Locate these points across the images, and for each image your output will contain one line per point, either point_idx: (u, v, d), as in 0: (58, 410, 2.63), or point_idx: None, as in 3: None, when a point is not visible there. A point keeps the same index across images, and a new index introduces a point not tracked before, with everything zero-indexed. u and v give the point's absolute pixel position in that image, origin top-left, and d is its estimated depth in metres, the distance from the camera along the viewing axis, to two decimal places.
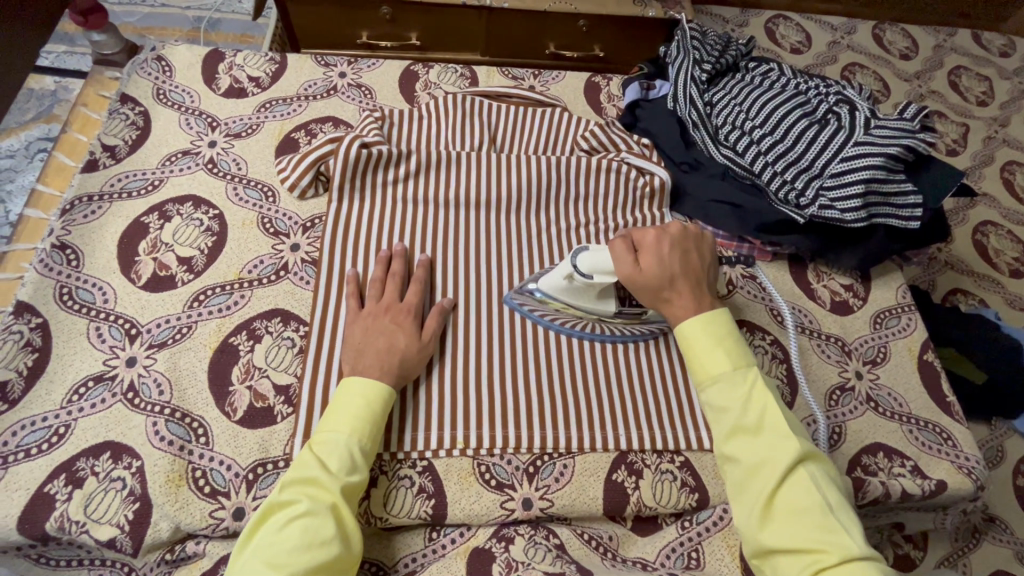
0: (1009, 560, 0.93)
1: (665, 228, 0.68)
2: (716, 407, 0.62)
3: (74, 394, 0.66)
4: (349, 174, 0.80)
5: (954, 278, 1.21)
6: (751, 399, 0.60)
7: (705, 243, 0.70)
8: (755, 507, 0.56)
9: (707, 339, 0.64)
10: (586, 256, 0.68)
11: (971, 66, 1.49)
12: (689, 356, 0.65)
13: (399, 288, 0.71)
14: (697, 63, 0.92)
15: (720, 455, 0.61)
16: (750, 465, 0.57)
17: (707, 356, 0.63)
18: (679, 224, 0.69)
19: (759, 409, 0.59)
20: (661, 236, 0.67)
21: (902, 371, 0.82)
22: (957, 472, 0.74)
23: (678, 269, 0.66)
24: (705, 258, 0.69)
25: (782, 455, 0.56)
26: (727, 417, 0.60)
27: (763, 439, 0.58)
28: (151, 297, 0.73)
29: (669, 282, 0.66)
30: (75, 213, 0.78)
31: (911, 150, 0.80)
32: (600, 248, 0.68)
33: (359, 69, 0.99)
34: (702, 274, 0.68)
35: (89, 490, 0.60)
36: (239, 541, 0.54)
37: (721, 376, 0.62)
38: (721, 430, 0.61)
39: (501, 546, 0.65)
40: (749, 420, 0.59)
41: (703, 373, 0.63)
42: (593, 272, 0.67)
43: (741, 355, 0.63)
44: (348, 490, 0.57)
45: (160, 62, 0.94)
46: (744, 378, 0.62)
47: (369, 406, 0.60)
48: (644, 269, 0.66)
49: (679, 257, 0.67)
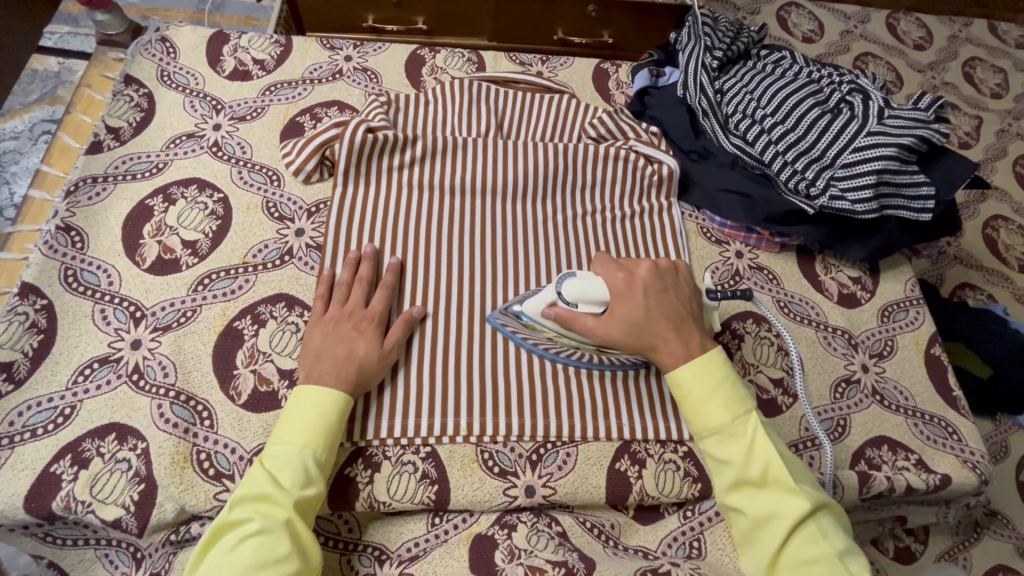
0: (1011, 554, 0.93)
1: (633, 270, 0.65)
2: (718, 458, 0.61)
3: (80, 375, 0.66)
4: (355, 158, 0.79)
5: (963, 273, 1.19)
6: (752, 451, 0.60)
7: (681, 278, 0.67)
8: (763, 559, 0.56)
9: (702, 390, 0.62)
10: (571, 283, 0.64)
11: (986, 57, 1.47)
12: (685, 401, 0.63)
13: (365, 293, 0.70)
14: (709, 50, 0.91)
15: (725, 505, 0.61)
16: (755, 519, 0.58)
17: (706, 408, 0.62)
18: (650, 263, 0.66)
19: (762, 462, 0.59)
20: (631, 281, 0.64)
21: (908, 365, 0.82)
22: (962, 466, 0.74)
23: (658, 313, 0.63)
24: (683, 294, 0.66)
25: (790, 509, 0.56)
26: (730, 470, 0.60)
27: (766, 493, 0.58)
28: (156, 279, 0.73)
29: (648, 326, 0.62)
30: (80, 195, 0.78)
31: (926, 140, 0.79)
32: (587, 276, 0.64)
33: (365, 53, 0.98)
34: (683, 314, 0.65)
35: (95, 471, 0.61)
36: (187, 567, 0.53)
37: (721, 428, 0.61)
38: (722, 483, 0.60)
39: (503, 534, 0.66)
40: (752, 471, 0.59)
41: (703, 424, 0.62)
42: (577, 301, 0.63)
43: (741, 402, 0.62)
44: (301, 504, 0.56)
45: (165, 43, 0.93)
46: (744, 428, 0.61)
47: (320, 415, 0.60)
48: (616, 317, 0.63)
49: (658, 301, 0.64)
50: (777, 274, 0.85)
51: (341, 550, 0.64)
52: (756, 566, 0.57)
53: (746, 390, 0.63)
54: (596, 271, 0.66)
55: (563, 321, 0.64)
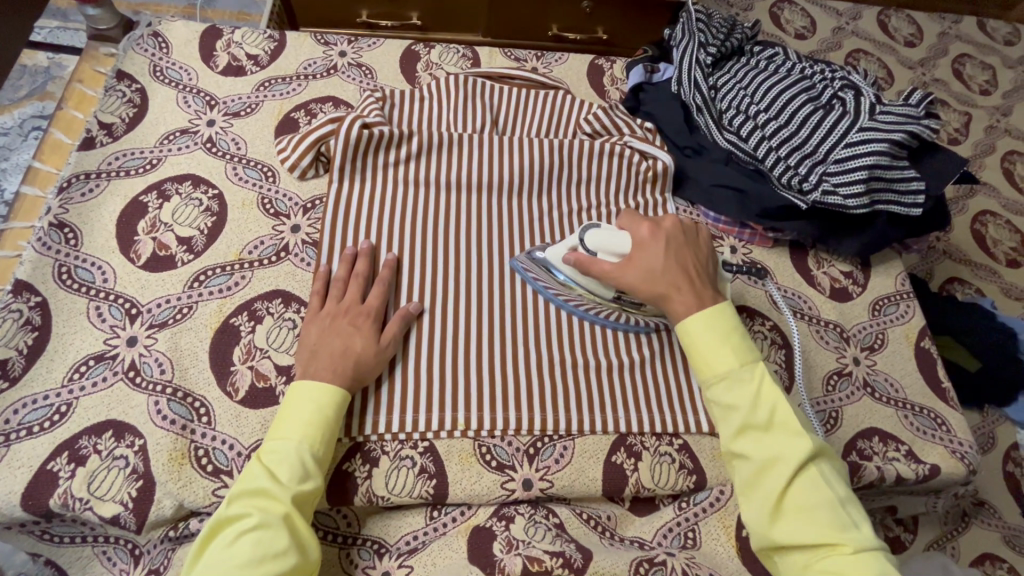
0: (998, 542, 0.95)
1: (659, 223, 0.69)
2: (723, 404, 0.61)
3: (75, 373, 0.65)
4: (350, 155, 0.79)
5: (952, 267, 1.21)
6: (759, 396, 0.60)
7: (703, 236, 0.70)
8: (767, 503, 0.56)
9: (710, 337, 0.63)
10: (593, 232, 0.69)
11: (976, 54, 1.48)
12: (691, 350, 0.64)
13: (361, 288, 0.71)
14: (702, 46, 0.91)
15: (728, 452, 0.61)
16: (761, 464, 0.58)
17: (713, 354, 0.63)
18: (675, 219, 0.69)
19: (769, 408, 0.60)
20: (655, 232, 0.68)
21: (899, 359, 0.83)
22: (950, 456, 0.76)
23: (673, 264, 0.66)
24: (702, 253, 0.68)
25: (795, 453, 0.57)
26: (737, 416, 0.60)
27: (773, 436, 0.59)
28: (151, 276, 0.73)
29: (663, 274, 0.65)
30: (73, 191, 0.77)
31: (916, 136, 0.80)
32: (610, 228, 0.69)
33: (359, 48, 0.97)
34: (700, 268, 0.67)
35: (92, 469, 0.61)
36: (186, 563, 0.53)
37: (728, 373, 0.62)
38: (728, 430, 0.60)
39: (501, 525, 0.66)
40: (759, 417, 0.59)
41: (710, 370, 0.63)
42: (598, 248, 0.68)
43: (748, 350, 0.63)
44: (299, 499, 0.56)
45: (157, 38, 0.92)
46: (751, 374, 0.62)
47: (317, 409, 0.60)
48: (633, 264, 0.66)
49: (676, 252, 0.67)
50: (771, 269, 0.86)
51: (340, 544, 0.65)
52: (757, 512, 0.57)
53: (753, 343, 0.64)
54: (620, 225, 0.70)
55: (581, 266, 0.69)
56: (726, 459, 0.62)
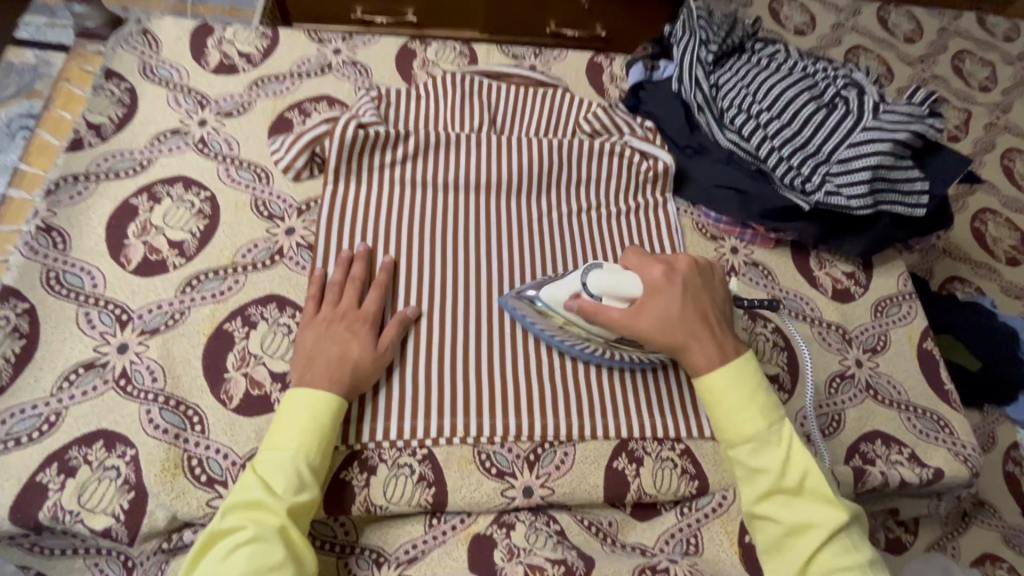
0: (998, 542, 0.94)
1: (673, 264, 0.65)
2: (751, 467, 0.60)
3: (65, 381, 0.64)
4: (345, 155, 0.78)
5: (952, 266, 1.21)
6: (788, 460, 0.59)
7: (717, 276, 0.67)
8: (794, 568, 0.56)
9: (735, 396, 0.62)
10: (597, 274, 0.63)
11: (975, 50, 1.47)
12: (714, 409, 0.63)
13: (358, 292, 0.69)
14: (703, 44, 0.90)
15: (750, 513, 0.60)
16: (790, 528, 0.57)
17: (738, 416, 0.61)
18: (690, 258, 0.66)
19: (799, 471, 0.59)
20: (668, 276, 0.63)
21: (902, 361, 0.82)
22: (954, 459, 0.75)
23: (690, 312, 0.63)
24: (717, 295, 0.66)
25: (827, 519, 0.56)
26: (765, 479, 0.59)
27: (803, 501, 0.58)
28: (142, 281, 0.71)
29: (681, 323, 0.62)
30: (61, 193, 0.75)
31: (919, 136, 0.79)
32: (615, 268, 0.63)
33: (354, 46, 0.96)
34: (718, 314, 0.65)
35: (83, 480, 0.59)
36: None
37: (755, 436, 0.60)
38: (754, 492, 0.59)
39: (501, 533, 0.65)
40: (789, 481, 0.58)
41: (736, 432, 0.61)
42: (602, 293, 0.62)
43: (773, 410, 0.62)
44: (295, 510, 0.55)
45: (146, 36, 0.90)
46: (779, 436, 0.61)
47: (313, 417, 0.59)
48: (647, 312, 0.62)
49: (693, 298, 0.63)
50: (772, 270, 0.85)
51: (338, 553, 0.63)
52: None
53: (777, 400, 0.63)
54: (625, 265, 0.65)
55: (586, 314, 0.63)
56: (747, 518, 0.61)
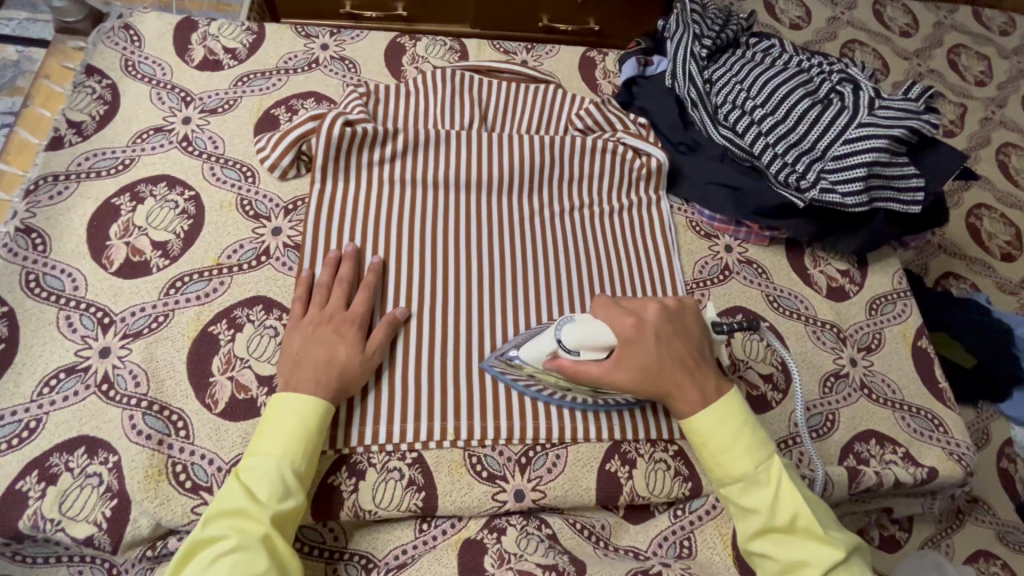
0: (992, 539, 0.94)
1: (642, 313, 0.63)
2: (742, 506, 0.60)
3: (45, 386, 0.63)
4: (333, 153, 0.76)
5: (947, 262, 1.20)
6: (778, 500, 0.58)
7: (690, 315, 0.65)
8: None
9: (721, 438, 0.61)
10: (569, 329, 0.61)
11: (971, 44, 1.46)
12: (703, 449, 0.62)
13: (345, 293, 0.68)
14: (697, 39, 0.88)
15: (747, 552, 0.59)
16: (785, 566, 0.57)
17: (727, 455, 0.61)
18: (658, 304, 0.64)
19: (789, 510, 0.58)
20: (641, 325, 0.62)
21: (896, 360, 0.82)
22: (948, 458, 0.75)
23: (668, 360, 0.62)
24: (693, 335, 0.64)
25: (820, 558, 0.55)
26: (756, 518, 0.58)
27: (795, 538, 0.57)
28: (124, 282, 0.70)
29: (660, 373, 0.61)
30: (41, 193, 0.74)
31: (915, 132, 0.78)
32: (586, 321, 0.61)
33: (342, 41, 0.94)
34: (696, 357, 0.63)
35: (64, 487, 0.58)
36: None
37: (745, 476, 0.60)
38: (746, 530, 0.59)
39: (492, 537, 0.64)
40: (778, 520, 0.58)
41: (725, 472, 0.61)
42: (579, 347, 0.61)
43: (760, 448, 0.60)
44: (279, 517, 0.54)
45: (128, 31, 0.88)
46: (768, 475, 0.59)
47: (299, 421, 0.58)
48: (624, 364, 0.61)
49: (668, 346, 0.62)
50: (767, 268, 0.84)
51: (326, 559, 0.62)
52: None
53: (765, 435, 0.62)
54: (597, 315, 0.63)
55: (563, 371, 0.62)
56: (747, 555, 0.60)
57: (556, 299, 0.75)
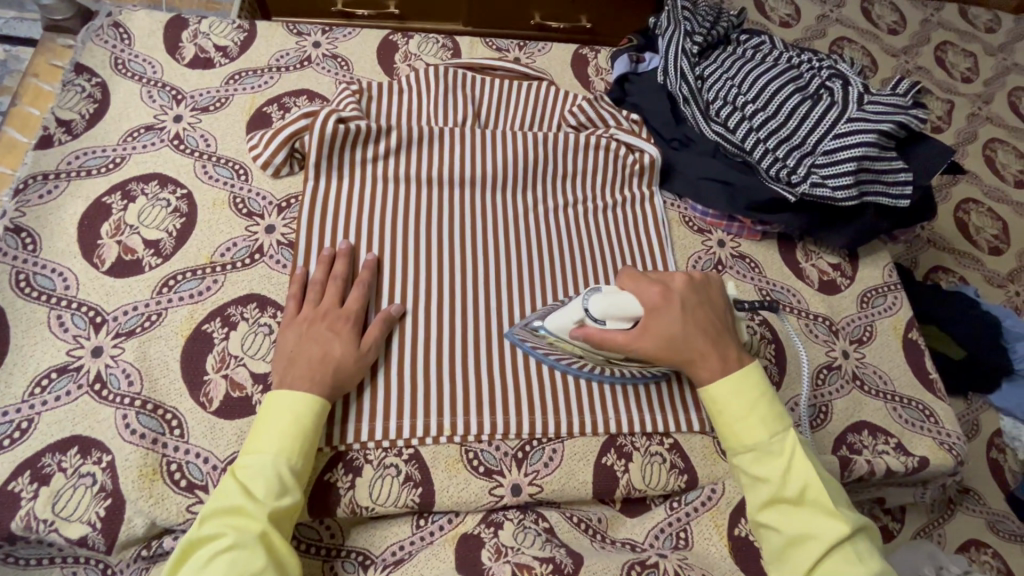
0: (982, 529, 0.95)
1: (668, 283, 0.64)
2: (753, 475, 0.60)
3: (37, 387, 0.62)
4: (325, 151, 0.76)
5: (936, 256, 1.22)
6: (790, 470, 0.59)
7: (713, 289, 0.67)
8: None
9: (738, 405, 0.62)
10: (597, 299, 0.62)
11: (958, 42, 1.48)
12: (719, 417, 0.63)
13: (340, 290, 0.68)
14: (688, 35, 0.89)
15: (755, 522, 0.60)
16: (791, 537, 0.57)
17: (741, 424, 0.61)
18: (684, 275, 0.65)
19: (800, 482, 0.58)
20: (666, 293, 0.63)
21: (888, 351, 0.83)
22: (939, 448, 0.76)
23: (693, 328, 0.63)
24: (717, 307, 0.66)
25: (827, 531, 0.55)
26: (766, 488, 0.59)
27: (804, 511, 0.57)
28: (116, 281, 0.69)
29: (684, 341, 0.62)
30: (30, 193, 0.73)
31: (903, 127, 0.79)
32: (615, 292, 0.62)
33: (334, 39, 0.93)
34: (720, 328, 0.64)
35: (57, 488, 0.58)
36: None
37: (758, 445, 0.60)
38: (756, 500, 0.60)
39: (489, 532, 0.64)
40: (790, 492, 0.58)
41: (738, 440, 0.61)
42: (605, 317, 0.61)
43: (777, 420, 0.61)
44: (276, 515, 0.54)
45: (118, 29, 0.87)
46: (781, 446, 0.60)
47: (295, 420, 0.58)
48: (649, 331, 0.62)
49: (692, 315, 0.63)
50: (759, 262, 0.85)
51: (323, 556, 0.62)
52: None
53: (782, 409, 0.62)
54: (625, 287, 0.64)
55: (592, 340, 0.63)
56: (754, 527, 0.61)
57: (550, 294, 0.75)
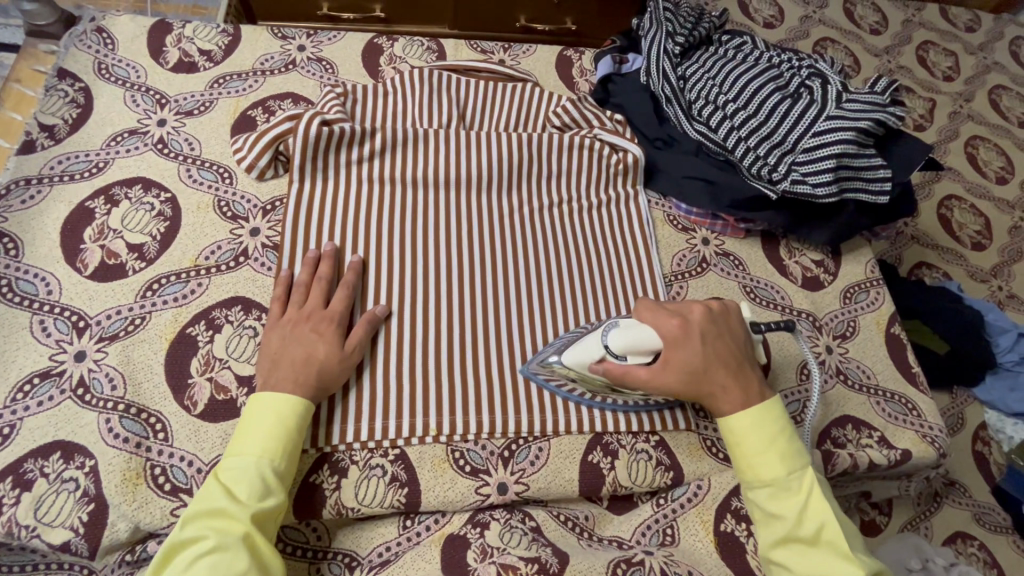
0: (968, 520, 0.97)
1: (687, 314, 0.64)
2: (768, 512, 0.60)
3: (19, 392, 0.62)
4: (310, 154, 0.76)
5: (919, 252, 1.23)
6: (806, 509, 0.59)
7: (733, 319, 0.66)
8: None
9: (758, 442, 0.62)
10: (615, 333, 0.62)
11: (939, 41, 1.50)
12: (738, 449, 0.63)
13: (324, 292, 0.68)
14: (670, 36, 0.90)
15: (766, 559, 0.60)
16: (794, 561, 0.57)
17: (758, 459, 0.61)
18: (703, 306, 0.64)
19: (815, 523, 0.58)
20: (685, 326, 0.63)
21: (870, 345, 0.84)
22: (921, 441, 0.76)
23: (714, 360, 0.63)
24: (737, 338, 0.65)
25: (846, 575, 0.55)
26: (781, 526, 0.59)
27: (819, 552, 0.57)
28: (100, 286, 0.69)
29: (707, 374, 0.62)
30: (12, 198, 0.72)
31: (882, 124, 0.81)
32: (632, 325, 0.62)
33: (319, 42, 0.94)
34: (741, 360, 0.64)
35: (39, 493, 0.57)
36: None
37: (775, 481, 0.60)
38: (769, 537, 0.60)
39: (476, 532, 0.64)
40: (805, 530, 0.58)
41: (756, 475, 0.61)
42: (626, 353, 0.61)
43: (796, 457, 0.61)
44: (260, 516, 0.54)
45: (102, 34, 0.87)
46: (799, 484, 0.60)
47: (279, 420, 0.58)
48: (672, 365, 0.62)
49: (713, 349, 0.63)
50: (743, 260, 0.86)
51: (310, 558, 0.62)
52: None
53: (802, 445, 0.63)
54: (641, 319, 0.63)
55: (613, 376, 0.62)
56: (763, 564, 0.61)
57: (533, 291, 0.75)
